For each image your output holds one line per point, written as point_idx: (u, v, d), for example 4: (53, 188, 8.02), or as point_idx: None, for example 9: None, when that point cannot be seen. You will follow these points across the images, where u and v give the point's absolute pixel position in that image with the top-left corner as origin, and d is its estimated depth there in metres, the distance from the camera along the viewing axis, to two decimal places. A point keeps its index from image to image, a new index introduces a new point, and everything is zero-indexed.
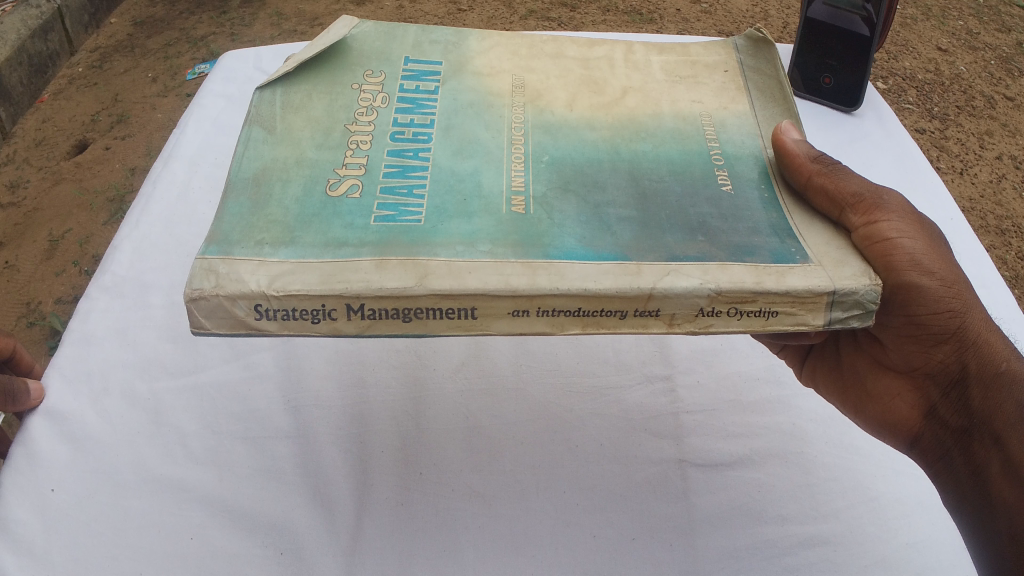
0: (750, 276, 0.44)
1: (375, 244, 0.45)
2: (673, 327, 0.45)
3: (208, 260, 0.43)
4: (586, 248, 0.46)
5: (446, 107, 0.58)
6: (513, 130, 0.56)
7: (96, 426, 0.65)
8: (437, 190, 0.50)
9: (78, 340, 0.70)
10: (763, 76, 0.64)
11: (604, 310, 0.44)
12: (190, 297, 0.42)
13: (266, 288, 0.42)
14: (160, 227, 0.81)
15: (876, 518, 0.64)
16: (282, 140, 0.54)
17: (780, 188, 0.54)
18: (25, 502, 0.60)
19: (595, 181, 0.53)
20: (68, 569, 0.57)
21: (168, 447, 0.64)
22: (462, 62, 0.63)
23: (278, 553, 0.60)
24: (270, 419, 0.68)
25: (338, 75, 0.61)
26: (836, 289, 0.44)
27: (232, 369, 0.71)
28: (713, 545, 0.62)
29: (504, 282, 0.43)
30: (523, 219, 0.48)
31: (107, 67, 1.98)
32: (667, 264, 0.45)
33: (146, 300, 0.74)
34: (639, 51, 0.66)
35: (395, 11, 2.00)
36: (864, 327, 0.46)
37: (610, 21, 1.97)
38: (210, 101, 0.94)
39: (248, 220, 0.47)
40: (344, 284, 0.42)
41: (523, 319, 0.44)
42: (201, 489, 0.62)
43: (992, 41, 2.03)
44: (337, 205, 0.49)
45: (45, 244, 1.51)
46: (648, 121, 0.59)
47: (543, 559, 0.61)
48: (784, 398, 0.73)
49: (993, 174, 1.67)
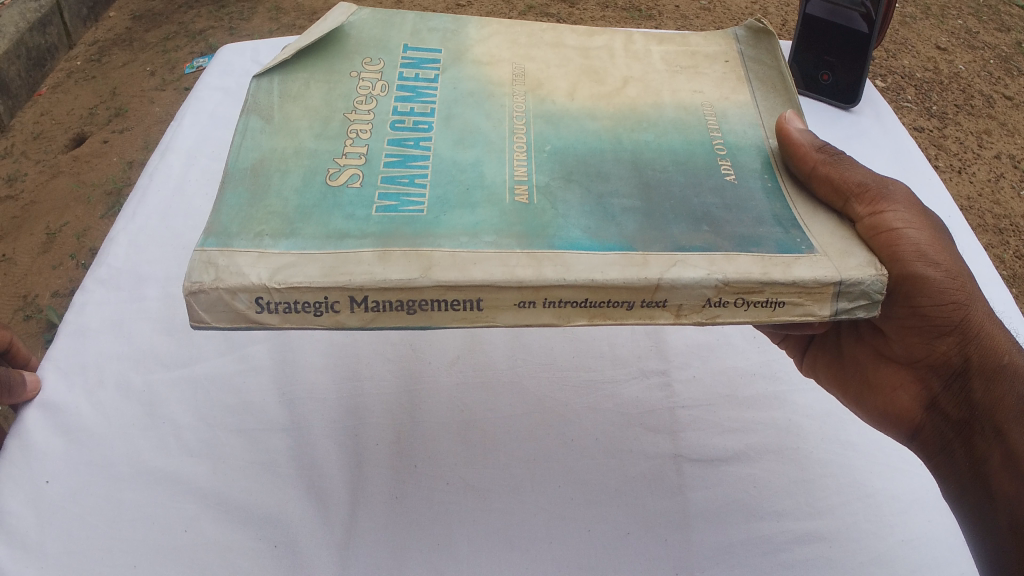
0: (756, 267, 0.44)
1: (377, 235, 0.45)
2: (679, 319, 0.44)
3: (206, 253, 0.43)
4: (591, 239, 0.46)
5: (446, 96, 0.58)
6: (514, 119, 0.56)
7: (91, 419, 0.64)
8: (440, 179, 0.50)
9: (73, 332, 0.70)
10: (763, 67, 0.64)
11: (611, 301, 0.43)
12: (188, 291, 0.41)
13: (267, 281, 0.42)
14: (157, 218, 0.80)
15: (873, 514, 0.64)
16: (280, 130, 0.54)
17: (783, 178, 0.53)
18: (20, 493, 0.59)
19: (598, 171, 0.53)
20: (62, 560, 0.57)
21: (163, 438, 0.64)
22: (462, 51, 0.63)
23: (270, 546, 0.59)
24: (266, 411, 0.68)
25: (335, 64, 0.60)
26: (842, 279, 0.44)
27: (227, 361, 0.71)
28: (707, 539, 0.62)
29: (509, 273, 0.43)
30: (526, 209, 0.48)
31: (106, 60, 1.98)
32: (673, 255, 0.45)
33: (141, 292, 0.74)
34: (639, 41, 0.66)
35: (394, 7, 2.00)
36: (870, 318, 0.46)
37: (609, 16, 1.97)
38: (207, 93, 0.94)
39: (246, 211, 0.47)
40: (347, 276, 0.42)
41: (528, 311, 0.43)
42: (195, 481, 0.62)
43: (992, 40, 2.03)
44: (338, 195, 0.48)
45: (42, 237, 1.50)
46: (648, 110, 0.58)
47: (538, 552, 0.61)
48: (780, 394, 0.73)
49: (991, 173, 1.67)
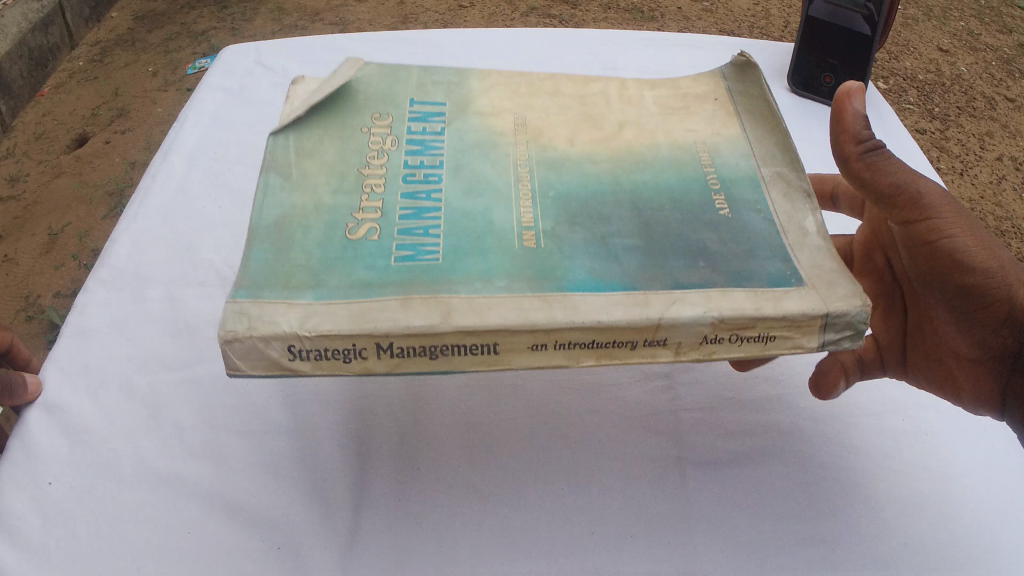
0: (750, 302, 0.47)
1: (398, 283, 0.48)
2: (679, 356, 0.47)
3: (239, 303, 0.46)
4: (596, 280, 0.48)
5: (454, 145, 0.61)
6: (519, 167, 0.58)
7: (94, 421, 0.65)
8: (452, 230, 0.52)
9: (76, 333, 0.71)
10: (751, 100, 0.65)
11: (617, 341, 0.46)
12: (223, 341, 0.44)
13: (299, 329, 0.44)
14: (158, 219, 0.81)
15: (870, 520, 0.64)
16: (300, 186, 0.56)
17: (776, 212, 0.55)
18: (25, 494, 0.61)
19: (600, 214, 0.54)
20: (65, 560, 0.58)
21: (166, 442, 0.65)
22: (465, 102, 0.66)
23: (277, 549, 0.60)
24: (268, 413, 0.68)
25: (347, 119, 0.63)
26: (828, 312, 0.46)
27: (230, 365, 0.70)
28: (706, 540, 0.63)
29: (523, 317, 0.45)
30: (535, 252, 0.50)
31: (108, 60, 1.98)
32: (672, 292, 0.47)
33: (144, 293, 0.75)
34: (633, 87, 0.68)
35: (396, 8, 2.02)
36: (856, 344, 0.48)
37: (610, 17, 1.97)
38: (209, 95, 0.95)
39: (272, 267, 0.49)
40: (373, 323, 0.44)
41: (542, 352, 0.46)
42: (198, 483, 0.63)
43: (994, 42, 2.02)
44: (358, 247, 0.50)
45: (44, 238, 1.51)
46: (646, 152, 0.60)
47: (543, 554, 0.61)
48: (781, 396, 0.73)
49: (992, 175, 1.67)
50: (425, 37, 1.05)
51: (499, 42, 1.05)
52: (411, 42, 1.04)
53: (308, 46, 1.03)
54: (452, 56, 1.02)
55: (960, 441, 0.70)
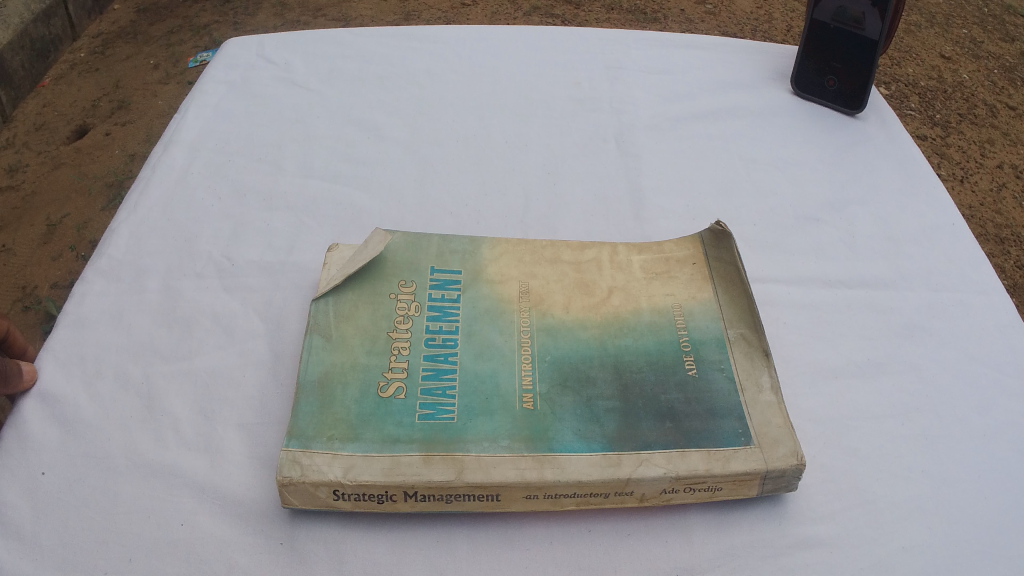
0: (702, 463, 0.55)
1: (421, 440, 0.56)
2: (643, 501, 0.56)
3: (292, 452, 0.54)
4: (581, 440, 0.57)
5: (467, 313, 0.66)
6: (522, 333, 0.64)
7: (88, 411, 0.62)
8: (465, 389, 0.60)
9: (72, 322, 0.68)
10: (724, 265, 0.69)
11: (593, 492, 0.55)
12: (281, 484, 0.53)
13: (342, 477, 0.53)
14: (159, 211, 0.79)
15: (928, 524, 0.58)
16: (337, 346, 0.62)
17: (733, 355, 0.63)
18: (15, 485, 0.58)
19: (590, 377, 0.61)
20: (56, 553, 0.54)
21: (160, 432, 0.61)
22: (480, 267, 0.70)
23: (272, 542, 0.55)
24: (264, 402, 0.63)
25: (376, 283, 0.67)
26: (767, 470, 0.55)
27: (227, 355, 0.66)
28: (748, 546, 0.56)
29: (520, 475, 0.54)
30: (532, 414, 0.58)
31: (110, 52, 1.98)
32: (640, 453, 0.56)
33: (142, 284, 0.72)
34: (622, 250, 0.72)
35: (400, 5, 2.03)
36: (791, 490, 0.57)
37: (614, 19, 1.98)
38: (211, 87, 0.94)
39: (319, 416, 0.57)
40: (401, 476, 0.53)
41: (534, 500, 0.55)
42: (191, 475, 0.58)
43: (996, 50, 2.02)
44: (388, 405, 0.58)
45: (42, 228, 1.50)
46: (629, 317, 0.66)
47: (560, 552, 0.55)
48: (819, 391, 0.66)
49: (993, 183, 1.67)
50: (427, 32, 1.04)
51: (503, 40, 1.04)
52: (414, 38, 1.03)
53: (310, 39, 1.02)
54: (454, 53, 1.01)
55: (1007, 430, 0.64)
